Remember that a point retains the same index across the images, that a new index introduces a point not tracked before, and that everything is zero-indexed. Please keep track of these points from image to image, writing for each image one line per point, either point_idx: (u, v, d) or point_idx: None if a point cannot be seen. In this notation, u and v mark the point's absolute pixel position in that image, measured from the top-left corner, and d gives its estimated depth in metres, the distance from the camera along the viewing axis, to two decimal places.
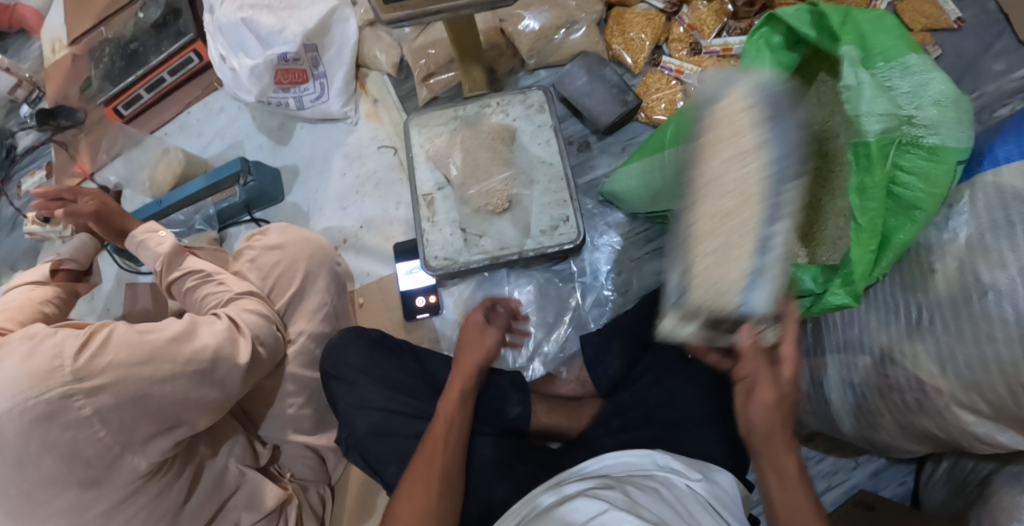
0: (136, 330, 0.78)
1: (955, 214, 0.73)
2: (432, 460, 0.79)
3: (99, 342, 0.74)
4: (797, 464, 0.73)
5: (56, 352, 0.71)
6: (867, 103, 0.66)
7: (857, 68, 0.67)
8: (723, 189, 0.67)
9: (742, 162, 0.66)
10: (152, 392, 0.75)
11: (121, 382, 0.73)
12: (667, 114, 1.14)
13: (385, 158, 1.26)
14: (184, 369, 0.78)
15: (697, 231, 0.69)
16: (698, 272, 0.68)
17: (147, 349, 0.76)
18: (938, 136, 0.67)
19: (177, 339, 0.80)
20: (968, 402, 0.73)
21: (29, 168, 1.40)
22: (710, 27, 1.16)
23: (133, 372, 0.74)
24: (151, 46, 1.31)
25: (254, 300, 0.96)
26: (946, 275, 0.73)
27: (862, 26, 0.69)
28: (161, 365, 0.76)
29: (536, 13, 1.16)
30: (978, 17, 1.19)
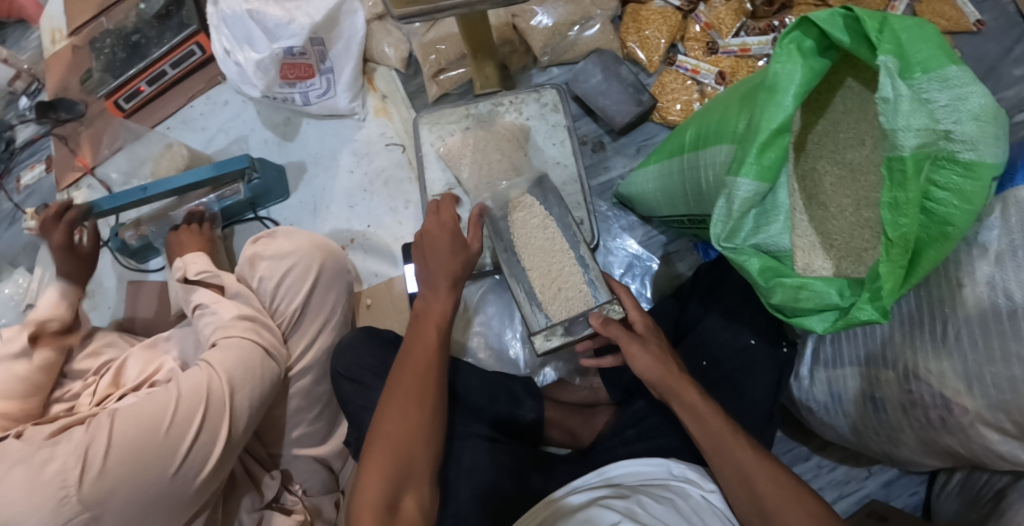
0: (136, 424, 0.77)
1: (985, 229, 0.71)
2: (407, 410, 0.74)
3: (101, 455, 0.73)
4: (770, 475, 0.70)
5: (59, 473, 0.71)
6: (906, 116, 0.64)
7: (896, 80, 0.64)
8: (537, 250, 0.95)
9: (542, 229, 0.96)
10: (160, 491, 0.76)
11: (129, 499, 0.73)
12: (682, 115, 1.12)
13: (394, 156, 1.24)
14: (189, 463, 0.78)
15: (532, 268, 0.95)
16: (549, 296, 0.93)
17: (148, 450, 0.75)
18: (975, 152, 0.65)
19: (183, 424, 0.78)
20: (993, 421, 0.72)
21: (28, 162, 1.38)
22: (728, 25, 1.14)
23: (136, 484, 0.74)
24: (153, 37, 1.27)
25: (244, 329, 0.93)
26: (976, 291, 0.71)
27: (899, 34, 0.66)
28: (165, 465, 0.76)
29: (549, 9, 1.13)
30: (998, 20, 1.17)
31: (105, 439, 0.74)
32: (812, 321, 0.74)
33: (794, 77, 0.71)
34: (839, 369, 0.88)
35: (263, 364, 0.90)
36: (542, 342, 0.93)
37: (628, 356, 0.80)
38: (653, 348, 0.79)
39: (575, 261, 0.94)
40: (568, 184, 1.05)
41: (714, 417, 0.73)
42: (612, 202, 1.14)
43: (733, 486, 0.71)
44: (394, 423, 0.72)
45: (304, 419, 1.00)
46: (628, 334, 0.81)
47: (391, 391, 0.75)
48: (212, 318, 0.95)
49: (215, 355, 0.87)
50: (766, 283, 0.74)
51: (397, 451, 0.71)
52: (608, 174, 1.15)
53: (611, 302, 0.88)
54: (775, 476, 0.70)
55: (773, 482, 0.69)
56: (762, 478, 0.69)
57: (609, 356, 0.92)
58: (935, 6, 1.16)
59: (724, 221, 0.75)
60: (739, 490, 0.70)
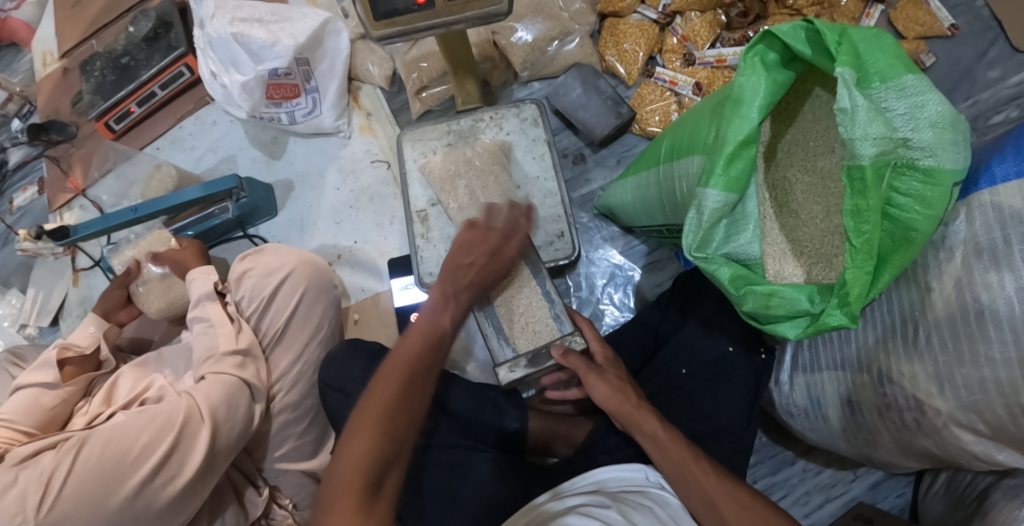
0: (106, 446, 0.79)
1: (951, 232, 0.72)
2: (388, 396, 0.73)
3: (59, 482, 0.76)
4: (747, 491, 0.72)
5: (19, 496, 0.75)
6: (863, 126, 0.66)
7: (852, 90, 0.66)
8: (507, 293, 0.95)
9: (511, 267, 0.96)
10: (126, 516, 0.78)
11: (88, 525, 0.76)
12: (661, 125, 1.14)
13: (380, 172, 1.25)
14: (154, 488, 0.79)
15: (499, 303, 0.95)
16: (513, 330, 0.94)
17: (110, 476, 0.77)
18: (934, 159, 0.66)
19: (146, 449, 0.80)
20: (966, 422, 0.73)
21: (21, 184, 1.40)
22: (704, 38, 1.15)
23: (94, 510, 0.76)
24: (142, 59, 1.29)
25: (233, 365, 0.94)
26: (944, 294, 0.72)
27: (858, 45, 0.68)
28: (125, 492, 0.78)
29: (528, 25, 1.16)
30: (973, 24, 1.18)
31: (68, 462, 0.77)
32: (784, 327, 0.75)
33: (758, 90, 0.74)
34: (818, 374, 0.88)
35: (245, 399, 0.91)
36: (505, 373, 0.93)
37: (589, 389, 0.84)
38: (611, 379, 0.84)
39: (542, 297, 0.95)
40: (548, 197, 1.06)
41: (676, 447, 0.76)
42: (593, 213, 1.16)
43: (700, 513, 0.72)
44: (370, 412, 0.72)
45: (292, 434, 1.01)
46: (587, 365, 0.85)
47: (367, 400, 0.73)
48: (202, 321, 0.98)
49: (197, 386, 0.89)
50: (737, 291, 0.75)
51: (371, 462, 0.69)
52: (589, 186, 1.17)
53: (573, 334, 0.92)
54: (743, 491, 0.72)
55: (737, 497, 0.72)
56: (725, 500, 0.71)
57: (573, 388, 0.94)
58: (909, 13, 1.17)
59: (695, 231, 0.76)
60: (702, 509, 0.72)
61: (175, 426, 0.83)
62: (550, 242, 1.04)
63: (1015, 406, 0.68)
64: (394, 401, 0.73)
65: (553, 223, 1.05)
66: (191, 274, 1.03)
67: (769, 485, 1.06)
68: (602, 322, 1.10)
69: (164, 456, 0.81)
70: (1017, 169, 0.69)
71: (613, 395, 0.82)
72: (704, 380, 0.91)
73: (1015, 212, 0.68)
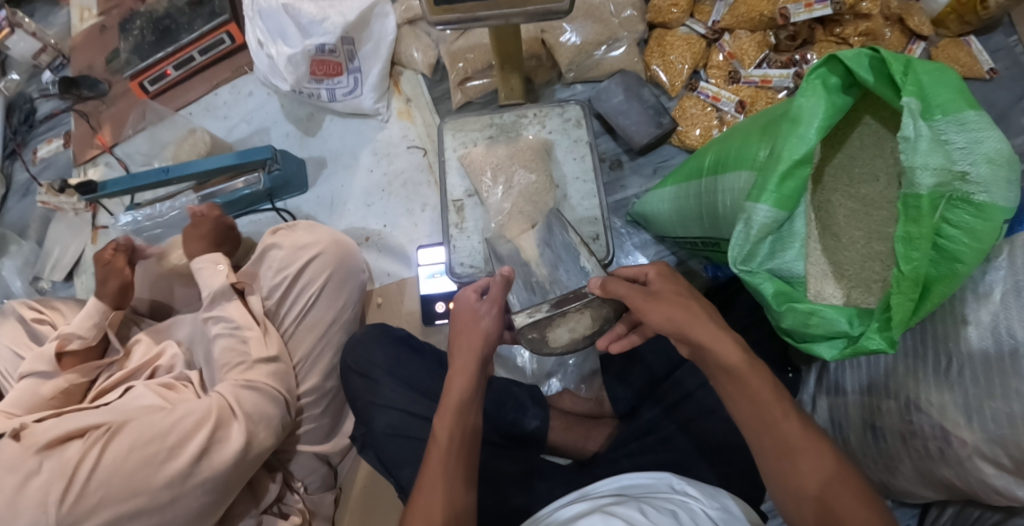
0: (137, 439, 0.78)
1: (992, 268, 0.75)
2: (442, 458, 0.73)
3: (86, 475, 0.74)
4: (829, 458, 0.67)
5: (43, 492, 0.73)
6: (924, 155, 0.67)
7: (918, 120, 0.67)
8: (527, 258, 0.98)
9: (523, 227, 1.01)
10: (148, 513, 0.77)
11: (117, 518, 0.75)
12: (701, 140, 1.14)
13: (415, 159, 1.25)
14: (184, 487, 0.78)
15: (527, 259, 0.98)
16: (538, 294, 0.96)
17: (137, 478, 0.76)
18: (988, 195, 0.68)
19: (178, 449, 0.79)
20: (990, 455, 0.74)
21: (46, 135, 1.38)
22: (751, 57, 1.16)
23: (125, 503, 0.75)
24: (183, 23, 1.28)
25: (261, 357, 0.94)
26: (980, 329, 0.74)
27: (922, 78, 0.69)
28: (155, 489, 0.76)
29: (577, 28, 1.16)
30: (1011, 70, 1.20)
31: (96, 454, 0.76)
32: (821, 348, 0.77)
33: (817, 112, 0.74)
34: (843, 397, 0.90)
35: (278, 411, 0.90)
36: (522, 318, 0.86)
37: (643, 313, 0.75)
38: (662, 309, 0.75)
39: (572, 274, 0.95)
40: (586, 199, 1.06)
41: (762, 392, 0.70)
42: (627, 219, 1.16)
43: (774, 465, 0.68)
44: (431, 470, 0.73)
45: (310, 412, 1.01)
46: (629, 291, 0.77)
47: (425, 471, 0.73)
48: (224, 322, 0.95)
49: (231, 386, 0.88)
50: (779, 307, 0.76)
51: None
52: (624, 192, 1.18)
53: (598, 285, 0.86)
54: (816, 458, 0.67)
55: (808, 466, 0.67)
56: (805, 456, 0.67)
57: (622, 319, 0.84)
58: (951, 52, 1.20)
59: (741, 245, 0.76)
60: (779, 469, 0.68)
61: (207, 426, 0.81)
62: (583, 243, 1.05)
63: None
64: (452, 459, 0.73)
65: (587, 226, 1.05)
66: (198, 263, 0.99)
67: None
68: None
69: (195, 457, 0.79)
70: None
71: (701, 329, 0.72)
72: None
73: None
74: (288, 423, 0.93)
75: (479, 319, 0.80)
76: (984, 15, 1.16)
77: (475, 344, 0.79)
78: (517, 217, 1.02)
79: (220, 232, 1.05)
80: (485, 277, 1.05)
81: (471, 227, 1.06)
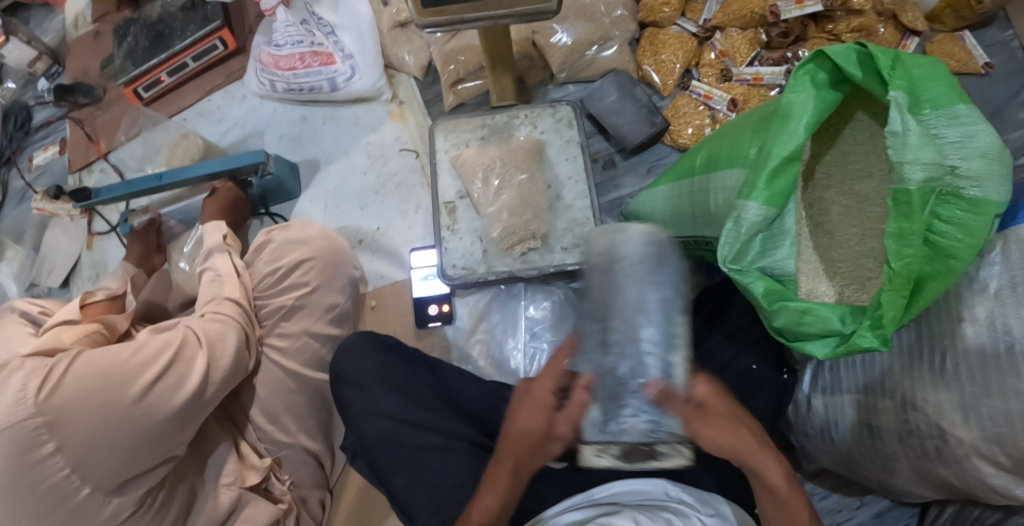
0: (104, 350, 0.78)
1: (986, 264, 0.74)
2: None
3: (58, 377, 0.73)
4: None
5: (19, 387, 0.71)
6: (914, 150, 0.66)
7: (905, 114, 0.67)
8: (602, 309, 0.61)
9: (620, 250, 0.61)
10: (118, 418, 0.74)
11: (85, 421, 0.72)
12: (693, 138, 1.13)
13: (407, 161, 1.24)
14: (153, 394, 0.77)
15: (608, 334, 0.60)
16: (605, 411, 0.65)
17: (109, 377, 0.75)
18: (980, 189, 0.67)
19: (146, 359, 0.79)
20: (987, 454, 0.73)
21: (42, 142, 1.38)
22: (744, 55, 1.15)
23: (95, 398, 0.73)
24: (177, 28, 1.27)
25: (232, 309, 0.95)
26: (975, 325, 0.73)
27: (912, 72, 0.69)
28: (127, 388, 0.76)
29: (569, 28, 1.16)
30: (1007, 64, 1.19)
31: (66, 361, 0.75)
32: (813, 346, 0.76)
33: (807, 108, 0.73)
34: (838, 397, 0.89)
35: (240, 340, 0.92)
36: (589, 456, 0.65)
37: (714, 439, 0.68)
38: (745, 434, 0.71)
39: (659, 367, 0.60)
40: (579, 199, 1.06)
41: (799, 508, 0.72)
42: (620, 219, 1.15)
43: None
44: None
45: (301, 412, 1.01)
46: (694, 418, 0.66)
47: None
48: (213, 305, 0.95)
49: (196, 320, 0.91)
50: (770, 305, 0.75)
51: None
52: (617, 192, 1.17)
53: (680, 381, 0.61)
54: None
55: None
56: None
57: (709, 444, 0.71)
58: (946, 47, 1.19)
59: (732, 243, 0.75)
60: None
61: (174, 346, 0.83)
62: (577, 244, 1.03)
63: None
64: None
65: (580, 226, 1.04)
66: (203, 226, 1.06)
67: None
68: None
69: (163, 367, 0.80)
70: None
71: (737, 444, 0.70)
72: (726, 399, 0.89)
73: None
74: (247, 364, 0.94)
75: (552, 424, 0.72)
76: (979, 10, 1.15)
77: (538, 447, 0.73)
78: (510, 221, 1.01)
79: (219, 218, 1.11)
80: (478, 279, 1.04)
81: (461, 227, 1.06)
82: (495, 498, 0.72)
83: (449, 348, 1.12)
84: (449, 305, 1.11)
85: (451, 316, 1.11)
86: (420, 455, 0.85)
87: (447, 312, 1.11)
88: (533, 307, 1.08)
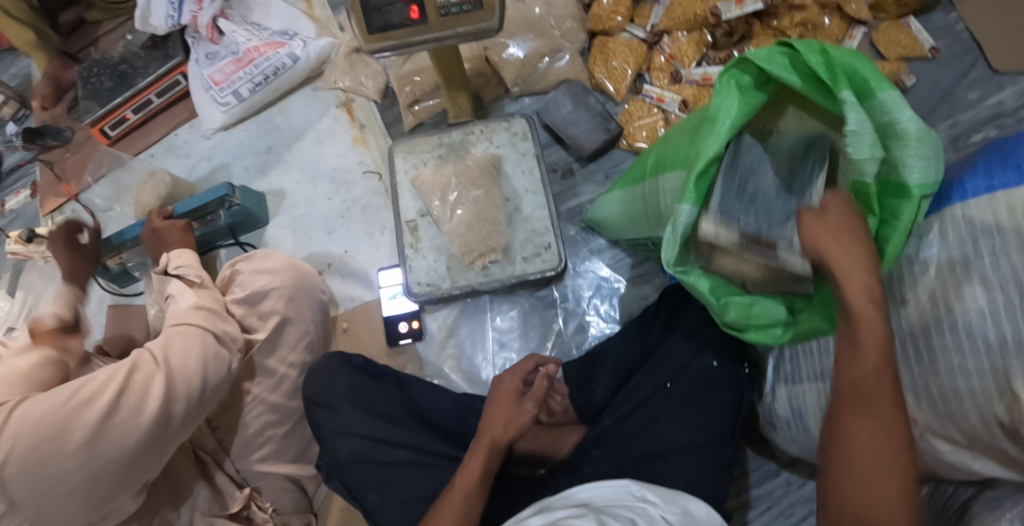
0: (46, 394, 0.76)
1: (926, 245, 0.75)
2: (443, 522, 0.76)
3: (2, 429, 0.73)
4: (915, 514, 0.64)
5: None
6: (871, 156, 0.69)
7: (860, 124, 0.68)
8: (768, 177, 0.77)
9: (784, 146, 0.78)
10: (75, 460, 0.75)
11: (42, 469, 0.73)
12: (648, 141, 1.15)
13: (371, 184, 1.26)
14: (106, 428, 0.77)
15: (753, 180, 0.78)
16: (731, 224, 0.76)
17: (56, 419, 0.74)
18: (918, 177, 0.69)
19: (93, 396, 0.77)
20: (942, 431, 0.75)
21: (14, 188, 1.41)
22: (690, 57, 1.18)
23: (39, 452, 0.73)
24: (139, 67, 1.31)
25: (198, 318, 0.94)
26: (919, 306, 0.75)
27: (841, 71, 0.70)
28: (74, 430, 0.75)
29: (521, 42, 1.19)
30: (953, 47, 1.21)
31: (7, 416, 0.74)
32: (764, 337, 0.77)
33: (732, 111, 0.74)
34: (798, 386, 0.90)
35: (207, 347, 0.90)
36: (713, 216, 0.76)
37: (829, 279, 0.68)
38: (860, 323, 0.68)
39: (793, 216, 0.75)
40: (536, 209, 1.08)
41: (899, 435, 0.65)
42: (581, 226, 1.17)
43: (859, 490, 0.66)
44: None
45: (275, 435, 1.02)
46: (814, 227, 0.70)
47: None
48: (181, 322, 0.94)
49: (161, 337, 0.90)
50: (719, 301, 0.75)
51: None
52: (577, 199, 1.19)
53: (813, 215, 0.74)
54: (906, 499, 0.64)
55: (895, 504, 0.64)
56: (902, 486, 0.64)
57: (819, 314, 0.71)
58: (891, 36, 1.21)
59: (672, 247, 0.76)
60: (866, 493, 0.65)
61: (123, 373, 0.81)
62: (537, 254, 1.05)
63: (988, 416, 0.70)
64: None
65: (539, 236, 1.06)
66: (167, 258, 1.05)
67: (753, 498, 1.07)
68: (588, 334, 1.11)
69: (114, 398, 0.78)
70: (986, 185, 0.71)
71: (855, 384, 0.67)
72: (687, 393, 0.89)
73: (985, 227, 0.70)
74: (232, 364, 0.94)
75: (519, 408, 0.86)
76: None
77: (510, 424, 0.84)
78: (469, 234, 1.03)
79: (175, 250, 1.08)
80: (443, 294, 1.06)
81: (423, 243, 1.07)
82: (466, 482, 0.78)
83: (422, 365, 1.13)
84: (418, 321, 1.13)
85: (421, 333, 1.13)
86: (390, 473, 0.87)
87: (416, 329, 1.12)
88: (499, 318, 1.13)
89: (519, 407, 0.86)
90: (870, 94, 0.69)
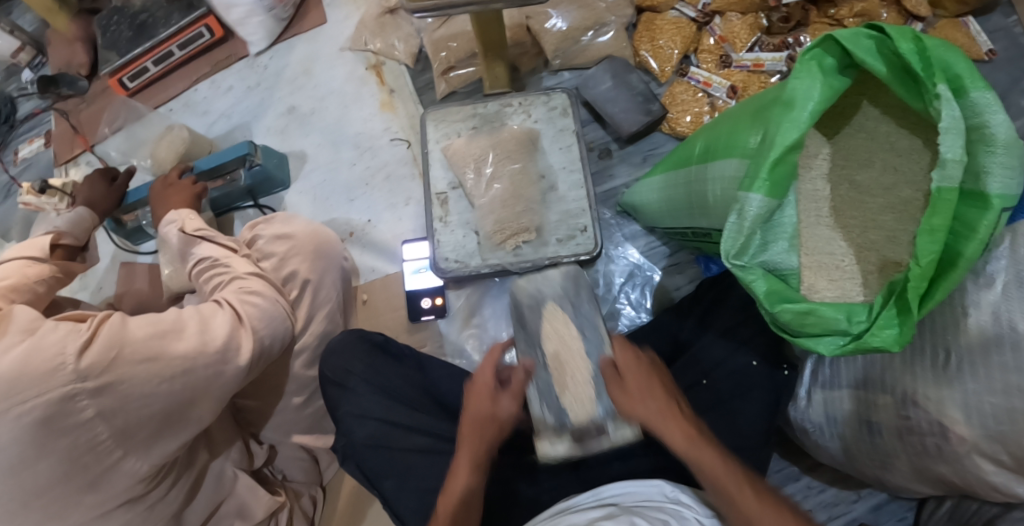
0: (149, 319, 0.76)
1: (993, 258, 0.71)
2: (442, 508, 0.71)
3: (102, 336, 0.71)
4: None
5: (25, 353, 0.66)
6: (957, 148, 0.64)
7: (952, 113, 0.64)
8: (555, 341, 0.88)
9: (570, 332, 0.88)
10: (160, 389, 0.73)
11: (131, 389, 0.71)
12: (691, 127, 1.11)
13: (398, 151, 1.22)
14: (198, 360, 0.77)
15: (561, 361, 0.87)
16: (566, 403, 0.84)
17: (157, 343, 0.74)
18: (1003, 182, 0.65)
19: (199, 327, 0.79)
20: (989, 452, 0.72)
21: (27, 135, 1.36)
22: (743, 40, 1.12)
23: (142, 367, 0.72)
24: (160, 17, 1.24)
25: (260, 283, 0.93)
26: (979, 322, 0.71)
27: (932, 59, 0.67)
28: (174, 354, 0.75)
29: (562, 13, 1.14)
30: (1009, 50, 1.16)
31: (117, 323, 0.73)
32: (819, 344, 0.72)
33: (812, 93, 0.71)
34: (838, 391, 0.86)
35: (278, 314, 0.91)
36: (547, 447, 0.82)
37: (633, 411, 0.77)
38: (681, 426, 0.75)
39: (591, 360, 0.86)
40: (573, 189, 1.03)
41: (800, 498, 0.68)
42: (616, 210, 1.13)
43: None
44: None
45: (290, 408, 0.99)
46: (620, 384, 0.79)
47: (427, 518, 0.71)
48: (240, 285, 0.91)
49: (233, 295, 0.89)
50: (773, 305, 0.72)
51: None
52: (613, 182, 1.14)
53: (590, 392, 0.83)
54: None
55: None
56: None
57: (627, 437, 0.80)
58: (947, 33, 1.16)
59: (735, 237, 0.72)
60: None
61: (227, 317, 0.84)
62: (571, 236, 1.01)
63: None
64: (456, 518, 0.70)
65: (574, 218, 1.02)
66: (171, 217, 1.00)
67: None
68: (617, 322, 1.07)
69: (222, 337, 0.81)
70: None
71: (643, 405, 0.76)
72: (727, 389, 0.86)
73: None
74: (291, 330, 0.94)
75: (493, 377, 0.78)
76: None
77: (487, 395, 0.76)
78: (503, 212, 0.98)
79: (194, 208, 1.03)
80: (471, 272, 1.02)
81: (453, 218, 1.04)
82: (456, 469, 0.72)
83: (441, 342, 1.10)
84: (441, 298, 1.09)
85: (444, 311, 1.09)
86: (412, 458, 0.83)
87: (439, 306, 1.09)
88: None
89: (497, 388, 0.78)
90: (961, 92, 0.66)
